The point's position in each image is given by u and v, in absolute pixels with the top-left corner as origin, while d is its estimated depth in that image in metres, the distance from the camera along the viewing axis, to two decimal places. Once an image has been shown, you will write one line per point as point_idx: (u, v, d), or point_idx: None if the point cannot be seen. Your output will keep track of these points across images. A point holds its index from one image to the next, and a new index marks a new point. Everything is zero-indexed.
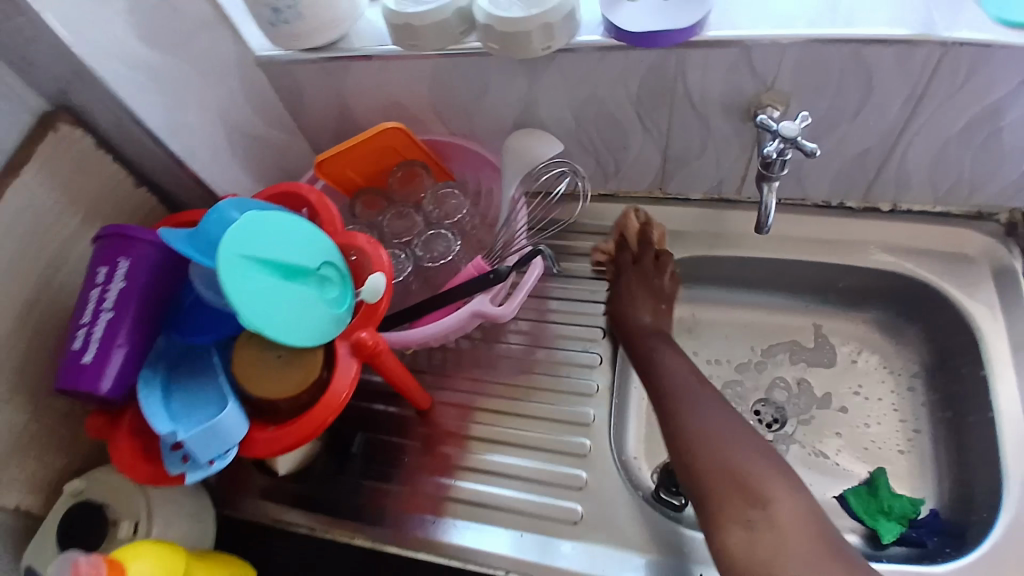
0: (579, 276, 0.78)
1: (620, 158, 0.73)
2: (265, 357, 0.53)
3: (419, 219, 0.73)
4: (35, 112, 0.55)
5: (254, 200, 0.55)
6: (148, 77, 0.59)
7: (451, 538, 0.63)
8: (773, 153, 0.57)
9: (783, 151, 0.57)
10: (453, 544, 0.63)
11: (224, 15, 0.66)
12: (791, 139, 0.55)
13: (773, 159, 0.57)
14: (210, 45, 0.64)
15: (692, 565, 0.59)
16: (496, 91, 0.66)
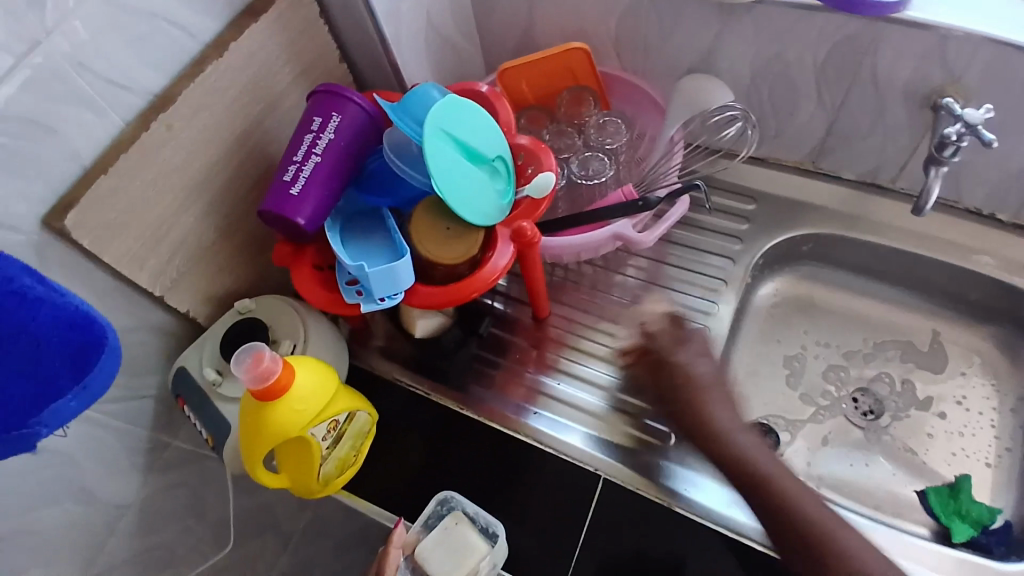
0: (708, 230, 0.81)
1: (782, 124, 0.74)
2: (436, 228, 0.60)
3: (578, 140, 0.77)
4: None
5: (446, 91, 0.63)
6: None
7: (532, 423, 0.71)
8: (951, 135, 0.58)
9: (960, 136, 0.59)
10: (533, 427, 0.71)
11: None
12: (974, 125, 0.57)
13: (950, 141, 0.59)
14: None
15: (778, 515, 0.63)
16: (681, 34, 0.69)
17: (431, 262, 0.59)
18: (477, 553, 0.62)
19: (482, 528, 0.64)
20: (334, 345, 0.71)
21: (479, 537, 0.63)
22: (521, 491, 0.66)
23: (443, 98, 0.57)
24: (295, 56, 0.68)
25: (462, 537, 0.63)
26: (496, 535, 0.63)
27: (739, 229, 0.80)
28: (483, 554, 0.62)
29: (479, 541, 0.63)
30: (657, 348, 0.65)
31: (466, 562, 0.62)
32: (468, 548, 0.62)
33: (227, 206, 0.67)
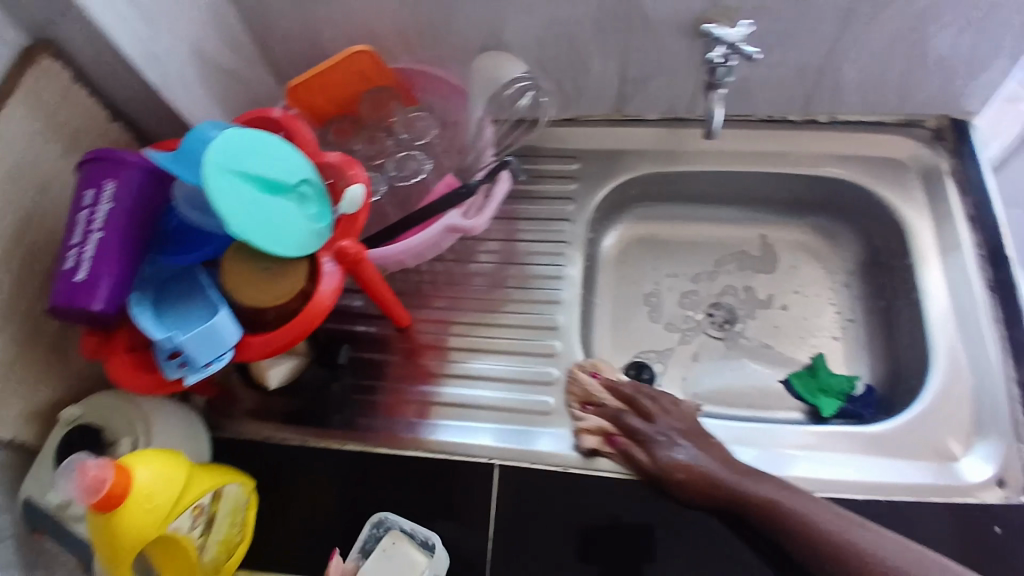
0: (543, 198, 0.82)
1: (582, 80, 0.76)
2: (251, 269, 0.57)
3: (390, 141, 0.76)
4: (13, 45, 0.57)
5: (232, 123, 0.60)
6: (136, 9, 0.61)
7: (434, 435, 0.69)
8: (719, 58, 0.63)
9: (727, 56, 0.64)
10: (436, 440, 0.68)
11: None
12: (735, 43, 0.62)
13: (718, 63, 0.64)
14: None
15: None
16: (463, 15, 0.69)
17: (254, 311, 0.57)
18: (418, 568, 0.60)
19: (422, 542, 0.62)
20: (180, 421, 0.65)
21: (417, 552, 0.61)
22: (445, 508, 0.65)
23: (222, 132, 0.54)
24: (59, 130, 0.61)
25: (399, 556, 0.61)
26: (433, 546, 0.61)
27: (569, 188, 0.82)
28: (422, 568, 0.60)
29: (418, 556, 0.61)
30: (627, 426, 0.66)
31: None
32: (407, 566, 0.60)
33: (28, 310, 0.59)
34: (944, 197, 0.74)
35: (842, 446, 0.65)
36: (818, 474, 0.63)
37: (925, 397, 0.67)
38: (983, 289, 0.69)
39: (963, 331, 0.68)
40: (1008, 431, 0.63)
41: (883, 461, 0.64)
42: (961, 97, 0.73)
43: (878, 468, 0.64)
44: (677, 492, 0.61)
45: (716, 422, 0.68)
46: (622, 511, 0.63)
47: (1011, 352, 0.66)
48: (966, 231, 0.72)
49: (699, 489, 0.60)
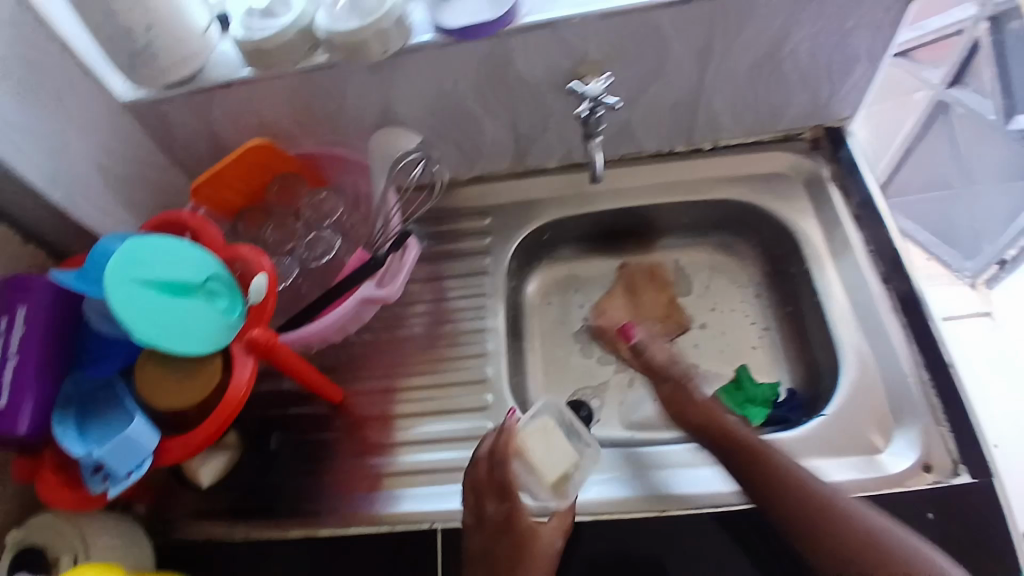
0: (465, 253, 0.85)
1: (479, 141, 0.81)
2: (169, 375, 0.61)
3: (299, 225, 0.77)
4: None
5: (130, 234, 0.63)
6: (25, 133, 0.63)
7: (396, 507, 0.69)
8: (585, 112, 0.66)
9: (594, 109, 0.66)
10: (399, 511, 0.68)
11: (87, 67, 0.69)
12: (596, 97, 0.65)
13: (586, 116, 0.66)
14: (76, 95, 0.69)
15: (618, 479, 0.68)
16: (350, 98, 0.73)
17: (178, 408, 0.60)
18: (567, 459, 0.66)
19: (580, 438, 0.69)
20: (118, 532, 0.64)
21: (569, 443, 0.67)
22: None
23: (124, 243, 0.58)
24: None
25: (556, 437, 0.68)
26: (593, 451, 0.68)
27: (484, 243, 0.85)
28: (575, 459, 0.67)
29: (572, 445, 0.68)
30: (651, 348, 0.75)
31: (562, 460, 0.66)
32: (563, 448, 0.67)
33: None
34: (829, 202, 0.79)
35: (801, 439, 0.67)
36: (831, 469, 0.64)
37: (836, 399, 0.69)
38: (879, 283, 0.73)
39: (864, 327, 0.72)
40: (924, 415, 0.66)
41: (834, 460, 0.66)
42: (828, 109, 0.78)
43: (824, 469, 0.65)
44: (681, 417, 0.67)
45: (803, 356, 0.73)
46: (631, 546, 0.62)
47: (914, 338, 0.70)
48: (854, 231, 0.76)
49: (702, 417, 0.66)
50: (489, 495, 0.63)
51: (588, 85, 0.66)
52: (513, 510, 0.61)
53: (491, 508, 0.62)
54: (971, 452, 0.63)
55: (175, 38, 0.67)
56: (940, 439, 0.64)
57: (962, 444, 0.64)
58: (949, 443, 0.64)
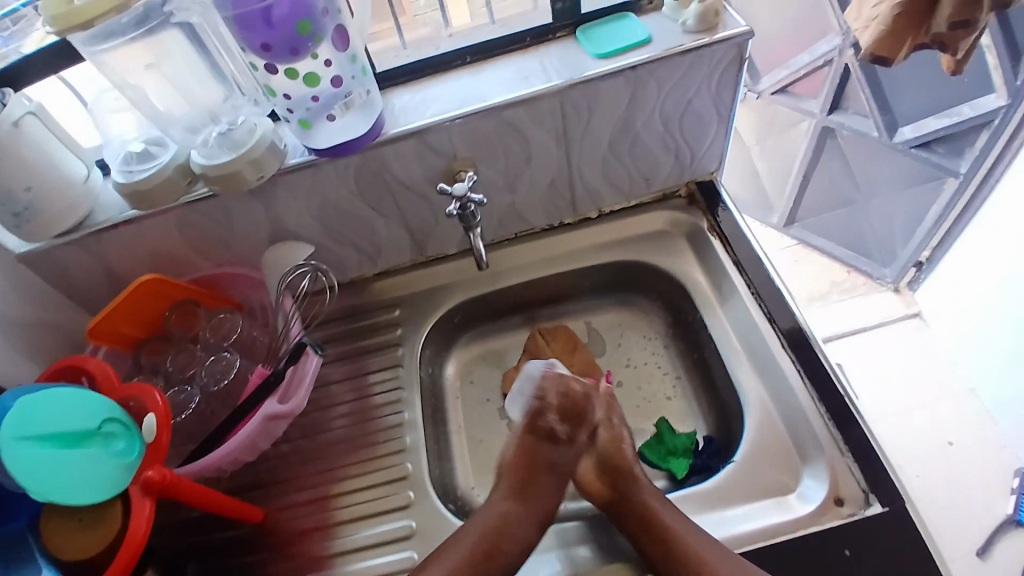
0: (379, 347, 0.86)
1: (375, 240, 0.84)
2: (72, 520, 0.62)
3: (199, 350, 0.78)
4: None
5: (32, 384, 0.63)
6: None
7: None
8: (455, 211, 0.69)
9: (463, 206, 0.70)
10: None
11: None
12: (462, 196, 0.68)
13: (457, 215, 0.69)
14: None
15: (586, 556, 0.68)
16: (241, 222, 0.76)
17: (85, 558, 0.61)
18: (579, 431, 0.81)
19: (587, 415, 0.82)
20: None
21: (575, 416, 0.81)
22: None
23: (18, 400, 0.58)
24: None
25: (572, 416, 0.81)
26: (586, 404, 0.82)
27: (396, 335, 0.86)
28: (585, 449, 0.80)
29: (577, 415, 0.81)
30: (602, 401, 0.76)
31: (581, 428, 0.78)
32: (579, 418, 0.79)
33: None
34: (710, 251, 0.83)
35: (710, 503, 0.69)
36: (739, 529, 0.65)
37: (743, 449, 0.72)
38: (767, 324, 0.76)
39: (759, 369, 0.75)
40: (827, 449, 0.67)
41: (763, 503, 0.68)
42: (695, 167, 0.84)
43: (755, 513, 0.67)
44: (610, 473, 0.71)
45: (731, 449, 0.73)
46: None
47: (808, 374, 0.72)
48: (738, 276, 0.80)
49: (632, 493, 0.68)
50: (609, 424, 0.74)
51: (453, 186, 0.69)
52: (599, 447, 0.73)
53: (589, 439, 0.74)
54: (878, 480, 0.64)
55: (57, 190, 0.69)
56: (847, 472, 0.66)
57: (867, 472, 0.65)
58: (855, 473, 0.65)
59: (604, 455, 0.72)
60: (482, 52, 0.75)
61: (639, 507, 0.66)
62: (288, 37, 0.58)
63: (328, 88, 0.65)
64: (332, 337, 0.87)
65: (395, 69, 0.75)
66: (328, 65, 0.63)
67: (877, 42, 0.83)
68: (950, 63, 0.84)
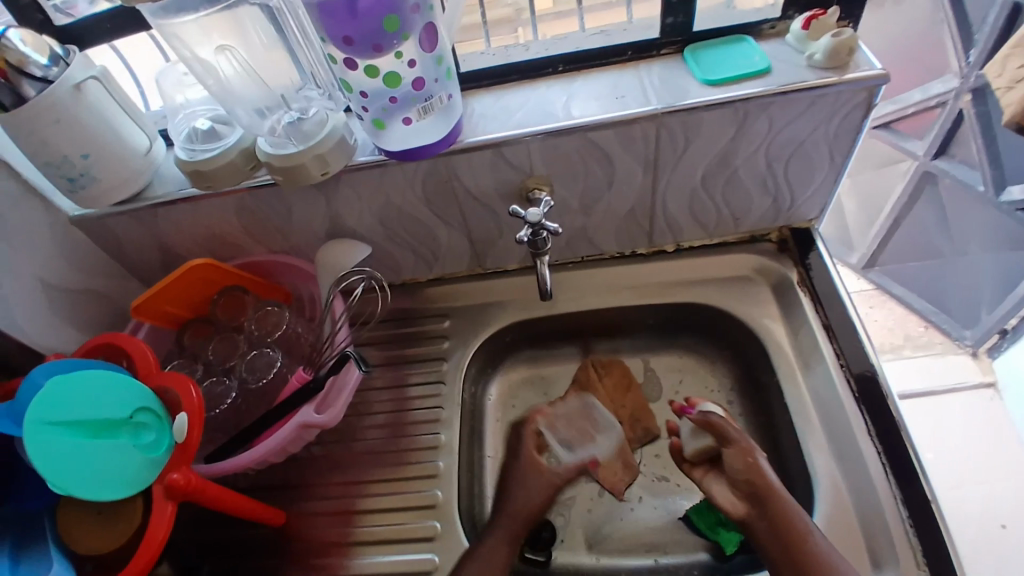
0: (425, 360, 0.81)
1: (434, 247, 0.79)
2: (89, 512, 0.60)
3: (242, 340, 0.75)
4: None
5: (70, 359, 0.59)
6: None
7: None
8: (525, 238, 0.64)
9: (533, 234, 0.64)
10: None
11: (33, 188, 0.69)
12: (537, 223, 0.63)
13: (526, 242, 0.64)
14: (20, 216, 0.68)
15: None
16: (299, 214, 0.73)
17: (102, 552, 0.59)
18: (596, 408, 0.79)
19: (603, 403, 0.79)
20: None
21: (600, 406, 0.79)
22: None
23: (49, 383, 0.54)
24: None
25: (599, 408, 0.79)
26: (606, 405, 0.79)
27: (442, 347, 0.82)
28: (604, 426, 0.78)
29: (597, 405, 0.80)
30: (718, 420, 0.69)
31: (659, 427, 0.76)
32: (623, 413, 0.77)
33: None
34: (797, 307, 0.76)
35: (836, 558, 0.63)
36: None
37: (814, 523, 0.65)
38: (851, 402, 0.69)
39: (835, 448, 0.68)
40: (903, 557, 0.60)
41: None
42: (791, 211, 0.76)
43: None
44: (755, 493, 0.64)
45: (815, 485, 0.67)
46: None
47: (892, 468, 0.64)
48: (823, 338, 0.73)
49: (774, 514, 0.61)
50: (742, 448, 0.67)
51: (526, 209, 0.64)
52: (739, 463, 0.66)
53: (734, 456, 0.67)
54: None
55: (116, 158, 0.66)
56: None
57: None
58: None
59: (736, 477, 0.66)
60: (575, 61, 0.69)
61: (778, 525, 0.61)
62: (371, 29, 0.53)
63: (408, 89, 0.59)
64: (375, 340, 0.83)
65: (480, 70, 0.70)
66: (411, 66, 0.58)
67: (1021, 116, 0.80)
68: None
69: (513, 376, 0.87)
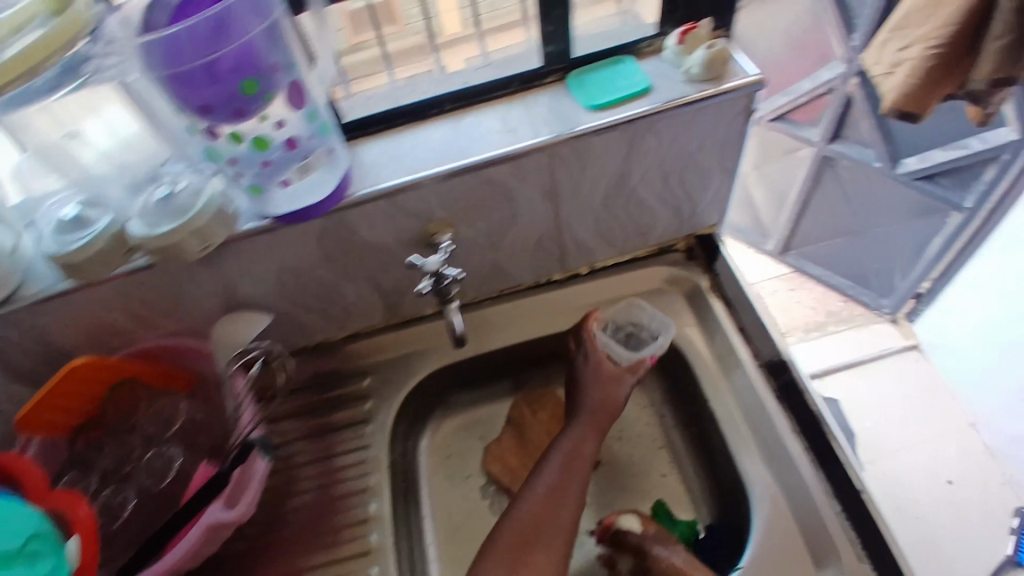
0: (348, 424, 0.77)
1: (343, 304, 0.75)
2: None
3: (136, 440, 0.71)
4: None
5: None
6: None
7: None
8: (427, 288, 0.62)
9: (435, 284, 0.62)
10: None
11: None
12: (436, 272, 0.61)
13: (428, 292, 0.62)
14: None
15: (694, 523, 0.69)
16: (187, 292, 0.67)
17: None
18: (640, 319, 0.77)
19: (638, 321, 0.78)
20: None
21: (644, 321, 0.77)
22: None
23: None
24: None
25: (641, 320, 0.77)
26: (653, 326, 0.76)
27: (364, 409, 0.78)
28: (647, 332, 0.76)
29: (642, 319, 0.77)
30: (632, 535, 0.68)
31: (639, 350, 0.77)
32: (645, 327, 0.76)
33: None
34: (711, 316, 0.76)
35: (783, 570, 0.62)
36: None
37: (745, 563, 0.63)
38: (776, 403, 0.70)
39: (766, 453, 0.69)
40: (844, 554, 0.62)
41: None
42: (694, 220, 0.77)
43: None
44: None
45: (754, 496, 0.67)
46: None
47: (819, 464, 0.66)
48: (739, 341, 0.74)
49: None
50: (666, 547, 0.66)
51: (426, 258, 0.62)
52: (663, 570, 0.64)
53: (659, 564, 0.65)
54: None
55: None
56: None
57: None
58: None
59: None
60: (463, 98, 0.66)
61: None
62: (230, 94, 0.48)
63: (279, 150, 0.58)
64: (292, 411, 0.78)
65: (364, 118, 0.66)
66: (280, 126, 0.56)
67: (898, 99, 0.92)
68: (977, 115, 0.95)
69: (448, 425, 0.84)
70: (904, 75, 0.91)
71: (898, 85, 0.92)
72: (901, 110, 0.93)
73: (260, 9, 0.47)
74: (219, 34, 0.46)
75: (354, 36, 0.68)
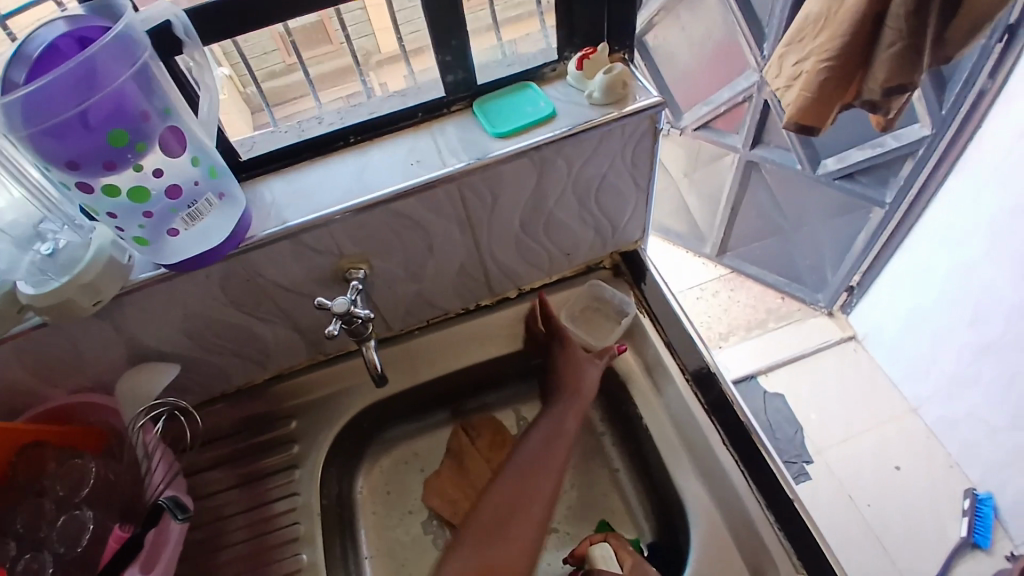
0: (278, 470, 0.74)
1: (261, 344, 0.72)
2: None
3: (48, 504, 0.64)
4: None
5: None
6: None
7: None
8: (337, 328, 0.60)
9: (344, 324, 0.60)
10: None
11: None
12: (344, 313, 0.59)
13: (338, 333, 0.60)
14: None
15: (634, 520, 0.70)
16: (88, 345, 0.63)
17: None
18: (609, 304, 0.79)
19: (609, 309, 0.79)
20: None
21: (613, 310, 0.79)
22: None
23: None
24: None
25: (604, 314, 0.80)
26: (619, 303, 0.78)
27: (293, 452, 0.75)
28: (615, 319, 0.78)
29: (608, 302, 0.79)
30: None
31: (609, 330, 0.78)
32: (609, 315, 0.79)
33: None
34: (639, 330, 0.77)
35: None
36: None
37: None
38: (706, 417, 0.70)
39: (699, 467, 0.69)
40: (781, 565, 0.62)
41: None
42: (617, 239, 0.78)
43: None
44: None
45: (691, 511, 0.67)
46: None
47: (752, 475, 0.66)
48: (670, 357, 0.74)
49: None
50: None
51: (335, 299, 0.60)
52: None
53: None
54: None
55: None
56: None
57: None
58: None
59: None
60: (366, 131, 0.65)
61: None
62: (99, 147, 0.46)
63: (161, 203, 0.53)
64: (220, 460, 0.75)
65: (264, 154, 0.64)
66: (158, 176, 0.52)
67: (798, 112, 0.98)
68: (880, 122, 1.00)
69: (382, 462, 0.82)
70: (800, 87, 0.96)
71: (795, 98, 0.97)
72: (800, 122, 0.99)
73: (126, 54, 0.46)
74: (88, 83, 0.44)
75: (284, 58, 0.64)
